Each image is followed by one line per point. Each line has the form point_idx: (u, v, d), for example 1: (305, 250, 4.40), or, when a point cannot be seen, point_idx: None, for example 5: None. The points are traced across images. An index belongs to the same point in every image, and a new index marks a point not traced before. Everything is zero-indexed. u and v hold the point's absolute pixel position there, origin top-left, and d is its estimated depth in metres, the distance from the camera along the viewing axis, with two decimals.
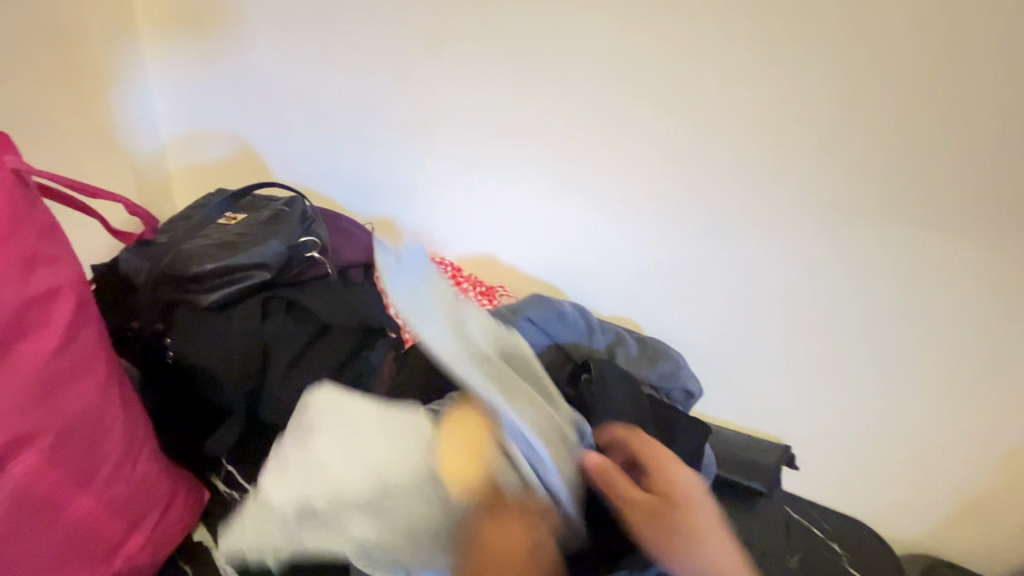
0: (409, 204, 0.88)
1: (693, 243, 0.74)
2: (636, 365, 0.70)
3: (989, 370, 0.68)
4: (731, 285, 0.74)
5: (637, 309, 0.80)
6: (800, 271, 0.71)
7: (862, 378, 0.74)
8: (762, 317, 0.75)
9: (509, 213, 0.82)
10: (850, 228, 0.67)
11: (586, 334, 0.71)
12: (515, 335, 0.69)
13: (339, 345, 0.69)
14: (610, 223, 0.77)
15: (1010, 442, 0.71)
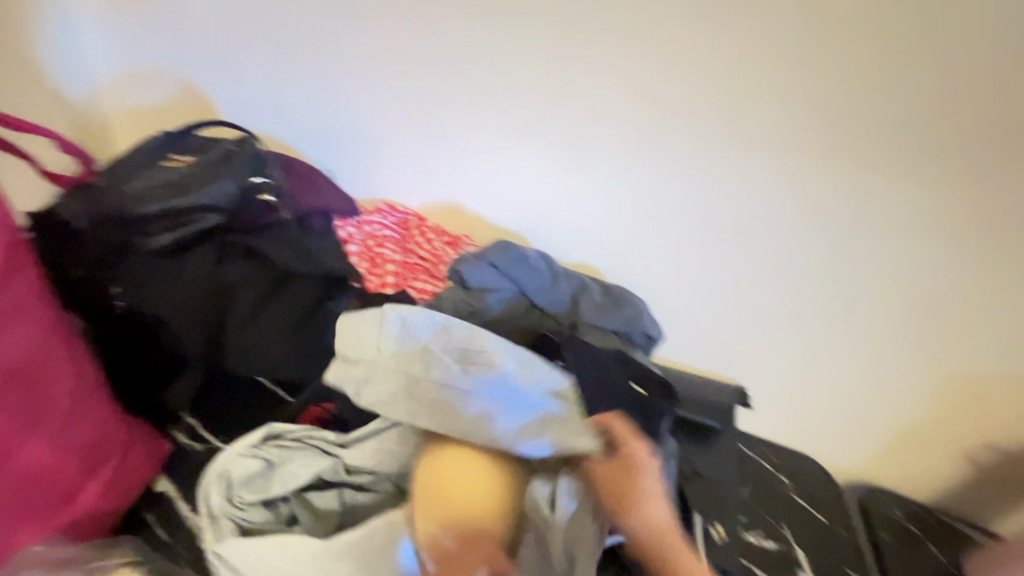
0: (369, 153, 0.84)
1: (655, 192, 0.75)
2: (599, 311, 0.71)
3: (929, 314, 0.72)
4: (691, 233, 0.76)
5: (604, 260, 0.81)
6: (757, 219, 0.73)
7: (812, 322, 0.77)
8: (725, 268, 0.77)
9: (472, 162, 0.80)
10: (806, 176, 0.69)
11: (550, 279, 0.72)
12: (478, 279, 0.70)
13: (300, 293, 0.69)
14: (575, 171, 0.77)
15: (943, 380, 0.76)
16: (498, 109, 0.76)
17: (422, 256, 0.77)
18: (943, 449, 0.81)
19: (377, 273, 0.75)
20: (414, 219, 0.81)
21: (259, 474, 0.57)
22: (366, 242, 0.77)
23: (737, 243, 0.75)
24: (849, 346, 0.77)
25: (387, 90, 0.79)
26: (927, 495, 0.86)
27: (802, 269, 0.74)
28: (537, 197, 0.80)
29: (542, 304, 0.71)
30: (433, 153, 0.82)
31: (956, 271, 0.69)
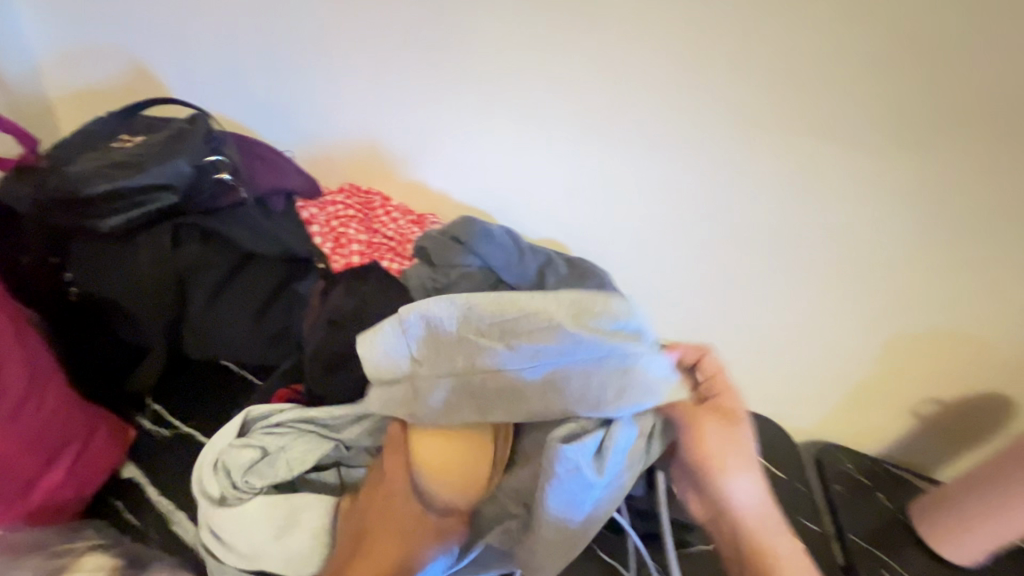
0: (328, 130, 0.84)
1: (613, 160, 0.76)
2: (563, 284, 0.73)
3: (874, 274, 0.76)
4: (647, 202, 0.78)
5: (574, 233, 0.83)
6: (709, 185, 0.75)
7: (766, 286, 0.80)
8: (688, 238, 0.79)
9: (434, 137, 0.80)
10: (754, 142, 0.71)
11: (514, 255, 0.73)
12: (441, 255, 0.71)
13: (263, 274, 0.69)
14: (535, 142, 0.77)
15: (886, 336, 0.80)
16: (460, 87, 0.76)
17: (389, 235, 0.77)
18: (891, 402, 0.86)
19: (343, 254, 0.74)
20: (378, 198, 0.81)
21: (255, 459, 0.55)
22: (329, 222, 0.76)
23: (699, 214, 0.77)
24: (809, 309, 0.81)
25: (348, 68, 0.78)
26: (877, 445, 0.91)
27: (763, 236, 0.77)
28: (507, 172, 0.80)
29: (507, 278, 0.72)
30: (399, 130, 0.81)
31: (899, 231, 0.72)
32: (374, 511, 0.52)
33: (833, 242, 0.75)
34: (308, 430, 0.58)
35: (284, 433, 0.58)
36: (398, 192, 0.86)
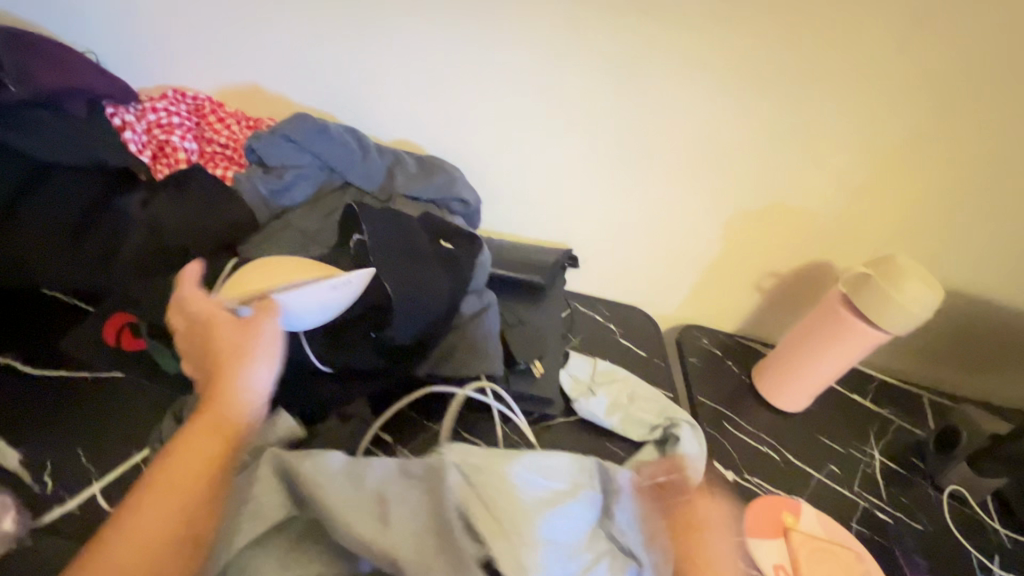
0: (139, 30, 0.78)
1: (451, 42, 0.76)
2: (411, 181, 0.72)
3: (710, 157, 0.83)
4: (494, 92, 0.79)
5: (451, 140, 0.83)
6: (555, 64, 0.77)
7: (615, 181, 0.86)
8: (584, 152, 0.84)
9: (258, 26, 0.76)
10: (585, 21, 0.74)
11: (357, 151, 0.71)
12: (280, 159, 0.68)
13: (69, 188, 0.63)
14: (366, 29, 0.76)
15: (735, 210, 0.87)
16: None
17: (222, 142, 0.71)
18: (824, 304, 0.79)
19: (168, 161, 0.70)
20: (208, 103, 0.73)
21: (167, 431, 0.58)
22: (147, 128, 0.71)
23: (602, 115, 0.80)
24: (693, 208, 0.87)
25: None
26: (733, 324, 1.00)
27: (641, 144, 0.82)
28: (386, 82, 0.79)
29: (353, 178, 0.71)
30: (237, 43, 0.78)
31: (725, 111, 0.79)
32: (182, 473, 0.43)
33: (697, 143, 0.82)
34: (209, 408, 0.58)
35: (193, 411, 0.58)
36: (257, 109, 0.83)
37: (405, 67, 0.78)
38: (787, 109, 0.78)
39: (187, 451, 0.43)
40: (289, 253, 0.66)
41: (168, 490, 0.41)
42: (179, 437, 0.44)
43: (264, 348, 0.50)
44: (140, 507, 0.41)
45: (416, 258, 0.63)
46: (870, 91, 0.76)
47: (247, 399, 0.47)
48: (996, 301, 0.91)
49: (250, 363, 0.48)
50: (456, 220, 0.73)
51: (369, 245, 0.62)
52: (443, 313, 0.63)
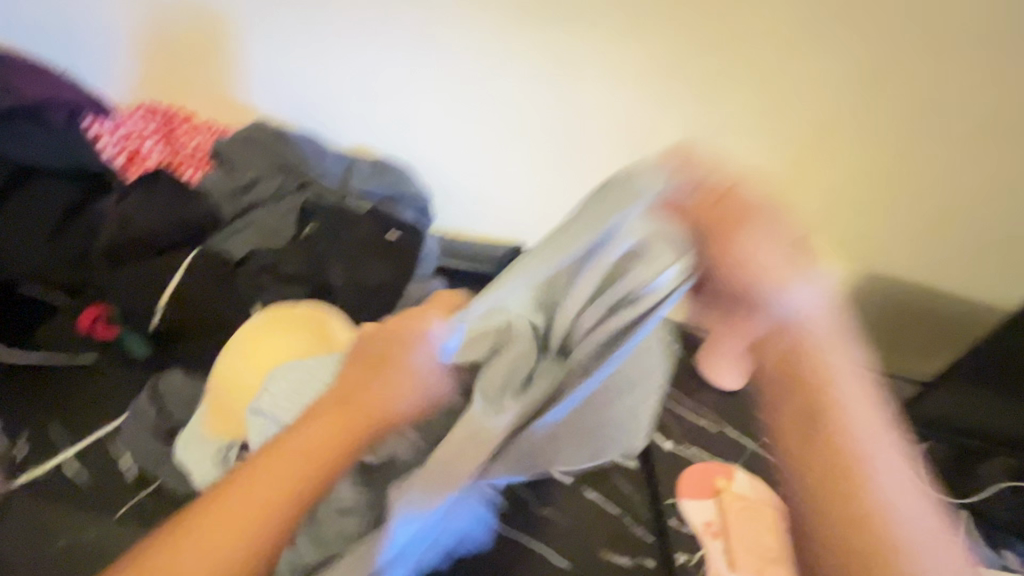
0: (119, 51, 0.87)
1: (400, 53, 0.83)
2: (364, 180, 0.79)
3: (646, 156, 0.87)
4: (444, 99, 0.86)
5: (401, 146, 0.91)
6: (495, 73, 0.83)
7: (562, 182, 0.91)
8: (520, 157, 0.90)
9: (226, 45, 0.85)
10: (518, 31, 0.79)
11: (313, 152, 0.79)
12: (243, 160, 0.76)
13: (52, 188, 0.69)
14: (319, 44, 0.83)
15: None
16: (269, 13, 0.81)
17: (190, 149, 0.79)
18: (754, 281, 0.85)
19: (139, 163, 0.78)
20: (179, 114, 0.81)
21: (139, 413, 0.61)
22: (121, 136, 0.78)
23: (533, 123, 0.86)
24: None
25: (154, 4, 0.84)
26: None
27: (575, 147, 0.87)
28: (339, 95, 0.87)
29: (310, 178, 0.77)
30: (204, 60, 0.86)
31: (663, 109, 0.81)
32: (268, 466, 0.38)
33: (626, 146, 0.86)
34: (187, 398, 0.62)
35: (167, 397, 0.62)
36: (227, 121, 0.91)
37: (353, 79, 0.86)
38: (704, 110, 0.81)
39: (301, 456, 0.38)
40: (253, 247, 0.72)
41: (272, 480, 0.37)
42: (296, 431, 0.40)
43: (400, 386, 0.45)
44: (250, 480, 0.37)
45: (362, 246, 0.70)
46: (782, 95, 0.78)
47: (363, 426, 0.41)
48: (941, 293, 0.90)
49: (382, 391, 0.44)
50: (409, 217, 0.79)
51: (319, 234, 0.72)
52: (389, 295, 0.70)
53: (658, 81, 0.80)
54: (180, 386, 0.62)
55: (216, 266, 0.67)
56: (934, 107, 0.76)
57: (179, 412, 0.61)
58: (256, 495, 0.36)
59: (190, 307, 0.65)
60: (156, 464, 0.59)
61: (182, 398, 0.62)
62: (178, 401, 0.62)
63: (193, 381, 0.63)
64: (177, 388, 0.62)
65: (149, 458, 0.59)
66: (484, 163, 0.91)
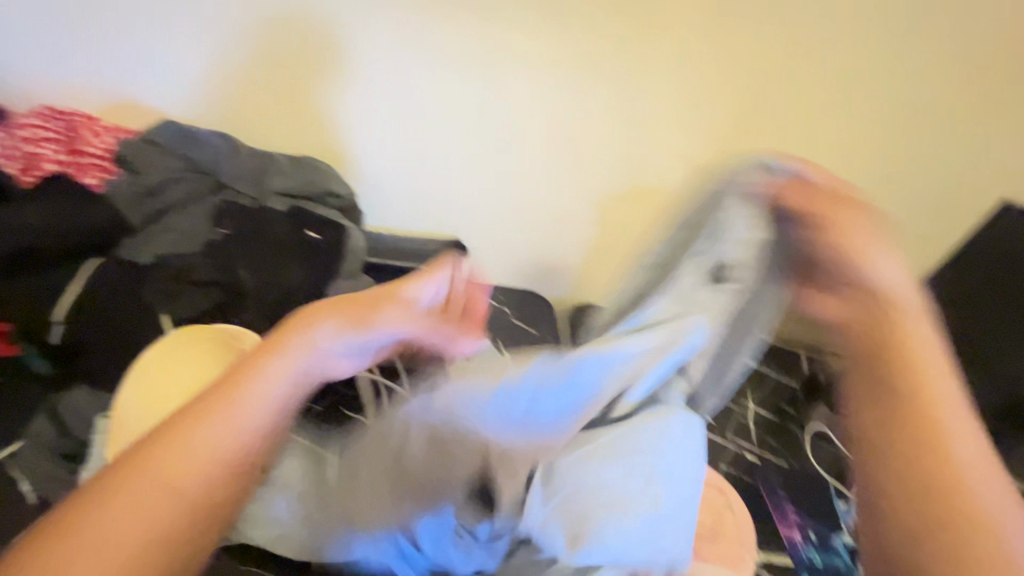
0: (18, 51, 0.83)
1: (305, 44, 0.79)
2: (283, 178, 0.76)
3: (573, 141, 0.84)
4: (359, 90, 0.83)
5: (328, 142, 0.87)
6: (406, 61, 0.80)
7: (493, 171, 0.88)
8: (450, 151, 0.87)
9: (126, 42, 0.81)
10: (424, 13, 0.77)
11: (225, 152, 0.76)
12: (149, 163, 0.73)
13: None
14: (219, 32, 0.79)
15: (606, 192, 0.88)
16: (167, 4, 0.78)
17: (93, 153, 0.75)
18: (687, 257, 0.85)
19: (35, 169, 0.73)
20: (82, 119, 0.78)
21: (40, 436, 0.58)
22: (17, 143, 0.74)
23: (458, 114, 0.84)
24: (565, 193, 0.89)
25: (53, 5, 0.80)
26: None
27: (503, 133, 0.85)
28: (255, 88, 0.83)
29: (225, 179, 0.75)
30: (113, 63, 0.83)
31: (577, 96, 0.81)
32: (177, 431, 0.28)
33: (557, 133, 0.84)
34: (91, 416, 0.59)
35: (70, 418, 0.59)
36: (138, 124, 0.87)
37: (264, 70, 0.82)
38: (621, 97, 0.80)
39: (177, 455, 0.27)
40: (167, 251, 0.70)
41: (132, 493, 0.26)
42: (188, 407, 0.29)
43: (301, 367, 0.33)
44: (120, 485, 0.26)
45: (278, 246, 0.69)
46: (692, 87, 0.78)
47: (233, 429, 0.29)
48: None
49: (275, 376, 0.31)
50: (330, 212, 0.77)
51: (231, 236, 0.70)
52: (308, 296, 0.68)
53: (566, 74, 0.79)
54: (84, 405, 0.60)
55: (120, 272, 0.65)
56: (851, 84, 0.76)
57: (83, 431, 0.59)
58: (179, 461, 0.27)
59: (93, 317, 0.62)
60: (57, 489, 0.56)
61: (88, 416, 0.59)
62: (83, 419, 0.59)
63: (96, 399, 0.60)
64: (79, 407, 0.60)
65: (49, 485, 0.56)
66: (416, 158, 0.88)
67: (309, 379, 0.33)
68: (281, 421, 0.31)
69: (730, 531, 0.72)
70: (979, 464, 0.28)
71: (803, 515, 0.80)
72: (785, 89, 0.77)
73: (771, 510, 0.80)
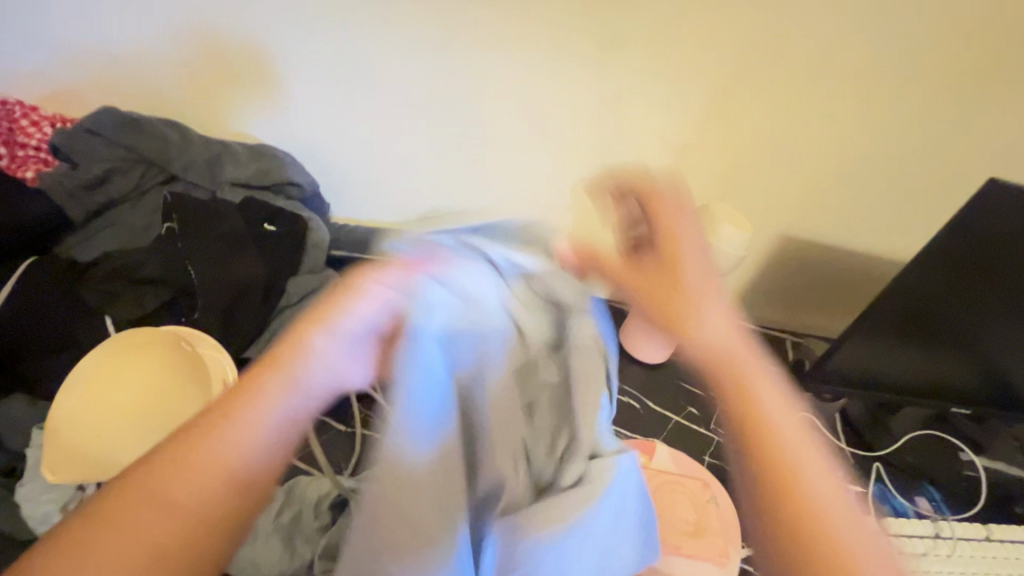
0: None
1: (259, 24, 0.73)
2: (236, 168, 0.71)
3: (546, 125, 0.80)
4: (319, 73, 0.77)
5: (286, 129, 0.82)
6: (369, 43, 0.74)
7: (465, 157, 0.84)
8: (417, 138, 0.82)
9: (58, 23, 0.75)
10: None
11: (172, 139, 0.70)
12: (87, 153, 0.68)
13: None
14: (160, 10, 0.73)
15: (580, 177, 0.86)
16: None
17: (32, 145, 0.70)
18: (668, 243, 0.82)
19: None
20: (18, 107, 0.71)
21: None
22: None
23: (423, 100, 0.79)
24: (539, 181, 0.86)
25: None
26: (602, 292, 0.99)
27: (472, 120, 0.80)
28: (207, 73, 0.78)
29: (175, 170, 0.71)
30: (52, 46, 0.76)
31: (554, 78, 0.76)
32: (185, 443, 0.33)
33: (530, 117, 0.80)
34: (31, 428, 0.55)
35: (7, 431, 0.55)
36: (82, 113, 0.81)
37: (214, 53, 0.76)
38: (597, 80, 0.76)
39: (240, 429, 0.34)
40: (115, 248, 0.66)
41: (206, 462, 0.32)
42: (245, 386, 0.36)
43: (310, 365, 0.38)
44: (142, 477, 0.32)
45: (230, 241, 0.65)
46: (670, 65, 0.74)
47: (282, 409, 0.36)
48: (847, 249, 0.92)
49: (302, 368, 0.38)
50: (290, 204, 0.73)
51: (178, 231, 0.65)
52: (265, 293, 0.64)
53: (540, 56, 0.74)
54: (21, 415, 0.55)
55: (55, 274, 0.61)
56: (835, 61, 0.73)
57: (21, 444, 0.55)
58: (191, 465, 0.32)
59: (32, 323, 0.58)
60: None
61: (27, 427, 0.55)
62: (23, 431, 0.55)
63: (35, 409, 0.56)
64: (16, 418, 0.55)
65: None
66: (382, 145, 0.83)
67: (328, 373, 0.39)
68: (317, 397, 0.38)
69: (714, 525, 0.71)
70: (821, 515, 0.35)
71: None
72: (765, 67, 0.74)
73: None
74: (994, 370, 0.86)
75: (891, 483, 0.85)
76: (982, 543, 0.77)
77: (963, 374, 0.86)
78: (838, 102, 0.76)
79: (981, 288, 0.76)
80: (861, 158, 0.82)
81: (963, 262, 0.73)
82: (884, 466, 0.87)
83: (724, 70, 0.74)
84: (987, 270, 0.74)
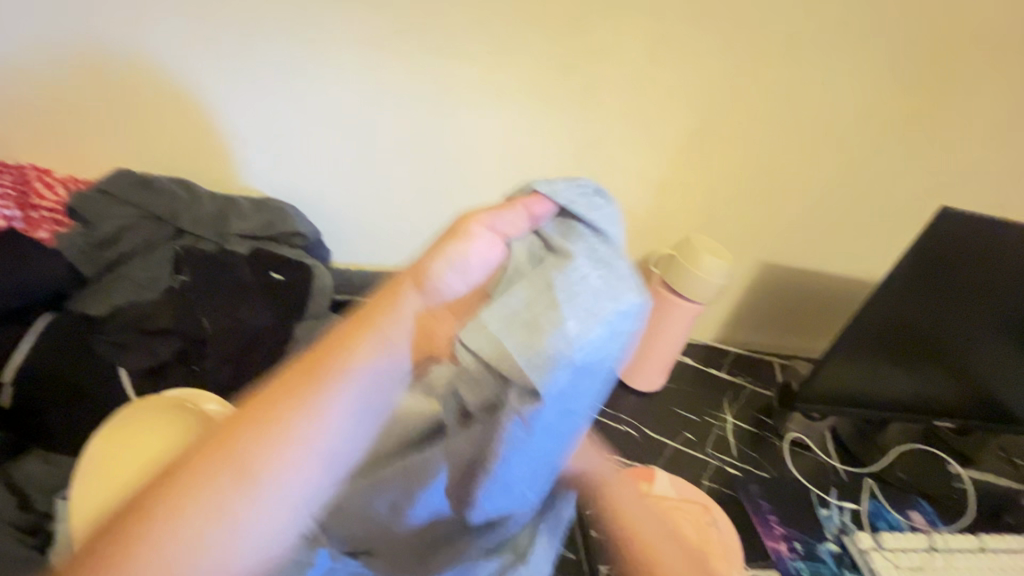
0: None
1: (268, 92, 0.79)
2: (243, 221, 0.75)
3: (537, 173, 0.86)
4: (321, 134, 0.82)
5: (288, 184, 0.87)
6: (372, 105, 0.80)
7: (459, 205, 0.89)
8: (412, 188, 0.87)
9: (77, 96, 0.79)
10: (387, 57, 0.76)
11: (182, 200, 0.75)
12: (100, 214, 0.72)
13: None
14: (176, 80, 0.78)
15: None
16: (115, 51, 0.76)
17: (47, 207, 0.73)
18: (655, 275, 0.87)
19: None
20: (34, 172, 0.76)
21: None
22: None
23: (418, 154, 0.84)
24: None
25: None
26: None
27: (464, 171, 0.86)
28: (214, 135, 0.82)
29: (186, 225, 0.74)
30: (69, 113, 0.81)
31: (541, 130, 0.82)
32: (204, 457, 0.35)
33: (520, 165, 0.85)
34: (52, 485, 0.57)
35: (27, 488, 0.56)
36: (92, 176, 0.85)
37: (223, 119, 0.81)
38: (583, 129, 0.82)
39: (173, 529, 0.32)
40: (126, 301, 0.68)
41: (173, 540, 0.32)
42: (196, 461, 0.35)
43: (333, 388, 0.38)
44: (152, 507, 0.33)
45: (240, 291, 0.68)
46: (645, 114, 0.81)
47: (238, 527, 0.33)
48: (822, 274, 0.97)
49: (286, 442, 0.36)
50: (294, 252, 0.77)
51: (190, 285, 0.68)
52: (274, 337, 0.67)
53: (530, 111, 0.81)
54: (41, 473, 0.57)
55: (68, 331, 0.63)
56: (794, 106, 0.81)
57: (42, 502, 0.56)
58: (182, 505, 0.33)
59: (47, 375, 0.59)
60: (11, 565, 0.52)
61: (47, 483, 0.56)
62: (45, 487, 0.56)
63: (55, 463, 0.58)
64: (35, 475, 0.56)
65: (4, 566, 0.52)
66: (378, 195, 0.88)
67: (310, 470, 0.36)
68: (313, 462, 0.36)
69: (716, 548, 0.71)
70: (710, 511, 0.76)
71: (787, 527, 0.79)
72: (730, 113, 0.81)
73: (754, 522, 0.79)
74: (970, 384, 0.90)
75: (886, 498, 0.87)
76: (976, 552, 0.79)
77: (945, 390, 0.90)
78: (800, 142, 0.84)
79: (954, 305, 0.81)
80: (826, 189, 0.88)
81: (932, 282, 0.78)
82: (878, 483, 0.89)
83: (694, 116, 0.81)
84: (953, 287, 0.79)
